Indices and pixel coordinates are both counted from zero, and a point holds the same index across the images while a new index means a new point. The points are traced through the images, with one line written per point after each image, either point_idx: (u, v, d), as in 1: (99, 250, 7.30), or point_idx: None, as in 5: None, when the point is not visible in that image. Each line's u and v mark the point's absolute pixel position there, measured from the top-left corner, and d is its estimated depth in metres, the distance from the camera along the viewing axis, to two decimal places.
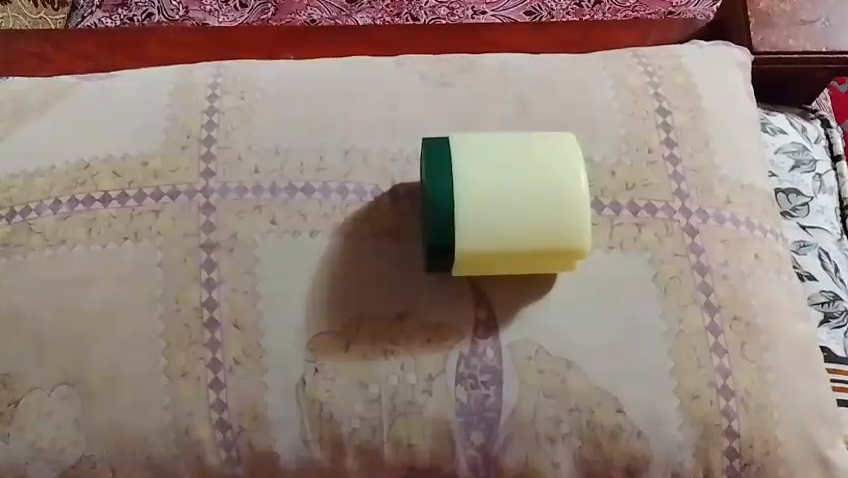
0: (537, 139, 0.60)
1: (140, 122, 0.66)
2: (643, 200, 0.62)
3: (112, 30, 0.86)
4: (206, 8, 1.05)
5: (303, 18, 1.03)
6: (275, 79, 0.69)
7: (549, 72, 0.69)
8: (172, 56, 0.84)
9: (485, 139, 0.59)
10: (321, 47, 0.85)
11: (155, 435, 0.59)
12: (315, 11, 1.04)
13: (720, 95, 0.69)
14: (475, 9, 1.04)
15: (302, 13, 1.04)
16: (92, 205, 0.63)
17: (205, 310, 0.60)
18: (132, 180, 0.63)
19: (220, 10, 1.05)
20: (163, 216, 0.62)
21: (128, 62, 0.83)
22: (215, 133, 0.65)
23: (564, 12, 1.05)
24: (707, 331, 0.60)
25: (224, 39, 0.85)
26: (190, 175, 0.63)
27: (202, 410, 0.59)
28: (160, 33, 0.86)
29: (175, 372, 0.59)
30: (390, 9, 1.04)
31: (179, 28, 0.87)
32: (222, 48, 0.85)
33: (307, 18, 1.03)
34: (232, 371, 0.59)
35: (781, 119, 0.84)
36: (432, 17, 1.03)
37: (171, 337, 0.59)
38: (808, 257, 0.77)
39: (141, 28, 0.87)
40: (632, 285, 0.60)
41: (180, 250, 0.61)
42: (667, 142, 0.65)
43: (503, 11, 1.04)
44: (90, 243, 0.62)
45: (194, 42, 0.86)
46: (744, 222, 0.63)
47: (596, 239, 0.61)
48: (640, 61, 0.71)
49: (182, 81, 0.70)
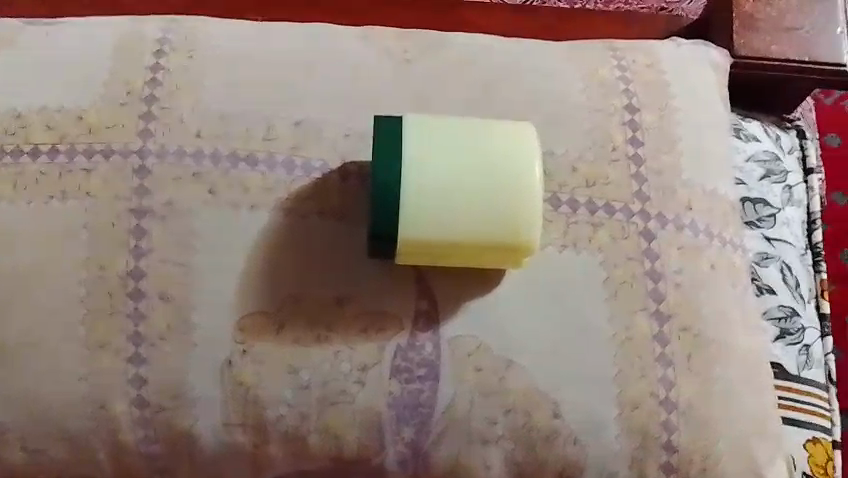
0: (498, 130, 0.56)
1: (81, 71, 0.62)
2: (601, 199, 0.60)
3: None
4: None
5: None
6: (229, 40, 0.65)
7: (517, 57, 0.66)
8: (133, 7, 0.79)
9: (445, 124, 0.56)
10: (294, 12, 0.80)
11: (68, 407, 0.56)
12: None
13: (692, 96, 0.66)
14: None
15: None
16: (20, 158, 0.59)
17: (132, 279, 0.56)
18: (65, 134, 0.60)
19: None
20: (94, 175, 0.58)
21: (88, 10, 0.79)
22: (159, 92, 0.61)
23: None
24: (654, 340, 0.57)
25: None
26: (127, 133, 0.60)
27: (120, 384, 0.56)
28: None
29: (94, 342, 0.56)
30: None
31: None
32: (188, 3, 0.80)
33: None
34: (156, 345, 0.56)
35: (756, 126, 0.81)
36: None
37: (92, 305, 0.56)
38: (769, 270, 0.75)
39: None
40: (581, 288, 0.58)
41: (109, 213, 0.58)
42: (632, 141, 0.62)
43: None
44: (15, 199, 0.58)
45: None
46: (704, 230, 0.61)
47: (548, 236, 0.59)
48: (614, 55, 0.68)
49: (130, 32, 0.65)
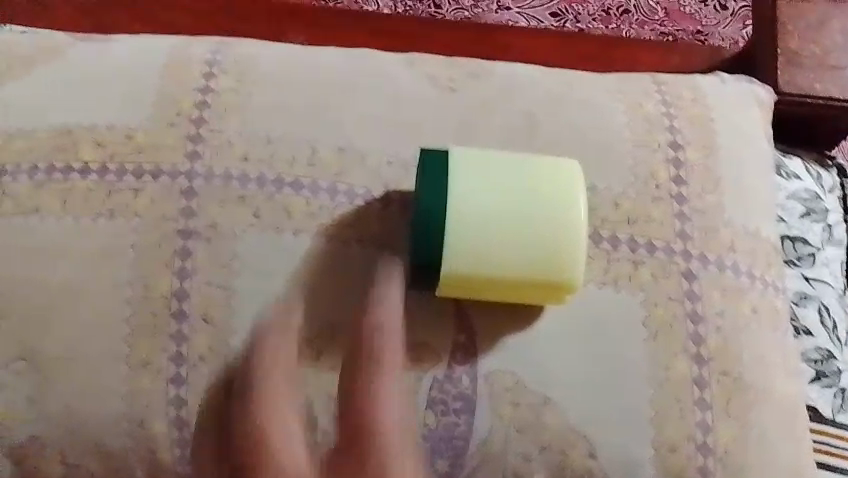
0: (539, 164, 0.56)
1: (131, 90, 0.63)
2: (643, 237, 0.60)
3: None
4: None
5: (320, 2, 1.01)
6: (275, 63, 0.66)
7: (561, 89, 0.66)
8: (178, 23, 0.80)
9: (493, 159, 0.56)
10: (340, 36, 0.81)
11: (108, 424, 0.56)
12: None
13: (737, 134, 0.65)
14: (500, 3, 1.05)
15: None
16: (70, 175, 0.60)
17: (175, 300, 0.57)
18: (115, 153, 0.61)
19: None
20: (142, 195, 0.59)
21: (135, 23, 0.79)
22: (207, 114, 0.62)
23: (590, 17, 1.06)
24: (693, 383, 0.57)
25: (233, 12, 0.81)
26: (176, 154, 0.60)
27: (161, 404, 0.56)
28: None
29: (136, 361, 0.57)
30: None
31: None
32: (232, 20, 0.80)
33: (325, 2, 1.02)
34: (196, 367, 0.57)
35: (798, 163, 0.79)
36: (455, 7, 1.04)
37: (136, 325, 0.57)
38: (807, 310, 0.74)
39: None
40: (621, 327, 0.58)
41: (155, 234, 0.58)
42: (676, 179, 0.62)
43: (529, 9, 1.05)
44: (63, 215, 0.59)
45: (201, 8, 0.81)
46: (745, 272, 0.60)
47: (589, 273, 0.58)
48: (658, 89, 0.67)
49: (180, 53, 0.66)
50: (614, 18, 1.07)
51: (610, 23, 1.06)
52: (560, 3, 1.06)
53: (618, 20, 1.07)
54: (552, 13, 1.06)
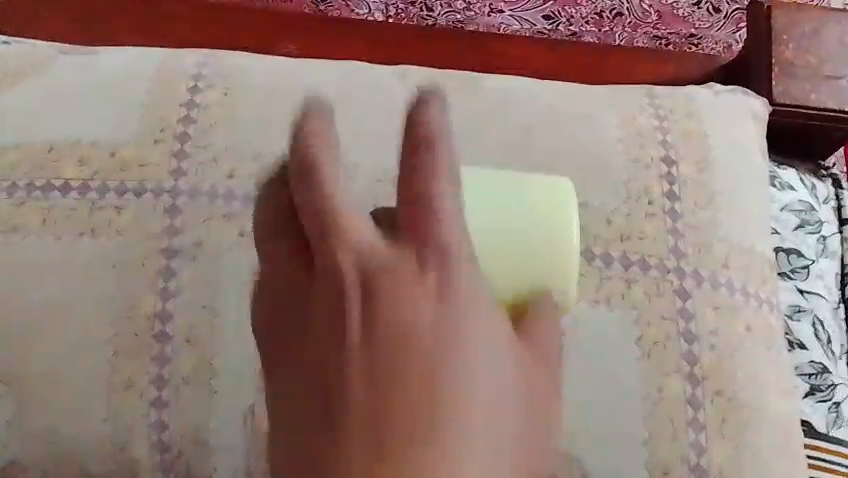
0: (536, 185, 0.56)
1: (114, 104, 0.62)
2: (635, 254, 0.59)
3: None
4: None
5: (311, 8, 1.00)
6: (262, 75, 0.64)
7: (552, 102, 0.64)
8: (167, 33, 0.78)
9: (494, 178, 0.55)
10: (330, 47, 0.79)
11: (89, 447, 0.55)
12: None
13: (731, 149, 0.65)
14: (492, 7, 1.02)
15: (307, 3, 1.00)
16: (51, 193, 0.59)
17: (158, 321, 0.56)
18: (97, 170, 0.59)
19: None
20: (125, 213, 0.58)
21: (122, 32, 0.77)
22: (192, 129, 0.61)
23: (584, 20, 1.04)
24: (687, 403, 0.56)
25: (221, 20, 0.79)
26: (159, 171, 0.59)
27: (144, 428, 0.55)
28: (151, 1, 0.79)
29: (118, 383, 0.56)
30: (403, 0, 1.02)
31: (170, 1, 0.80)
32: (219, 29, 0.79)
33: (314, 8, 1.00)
34: (180, 389, 0.56)
35: (791, 174, 0.79)
36: (448, 10, 1.02)
37: (119, 346, 0.56)
38: (801, 324, 0.73)
39: None
40: (614, 346, 0.57)
41: (139, 253, 0.57)
42: (669, 194, 0.61)
43: (521, 12, 1.03)
44: (44, 234, 0.58)
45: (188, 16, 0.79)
46: (740, 289, 0.60)
47: (581, 291, 0.58)
48: (651, 102, 0.66)
49: (165, 65, 0.65)
50: (607, 21, 1.04)
51: (602, 27, 1.05)
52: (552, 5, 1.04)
53: (611, 22, 1.04)
54: (545, 16, 1.03)
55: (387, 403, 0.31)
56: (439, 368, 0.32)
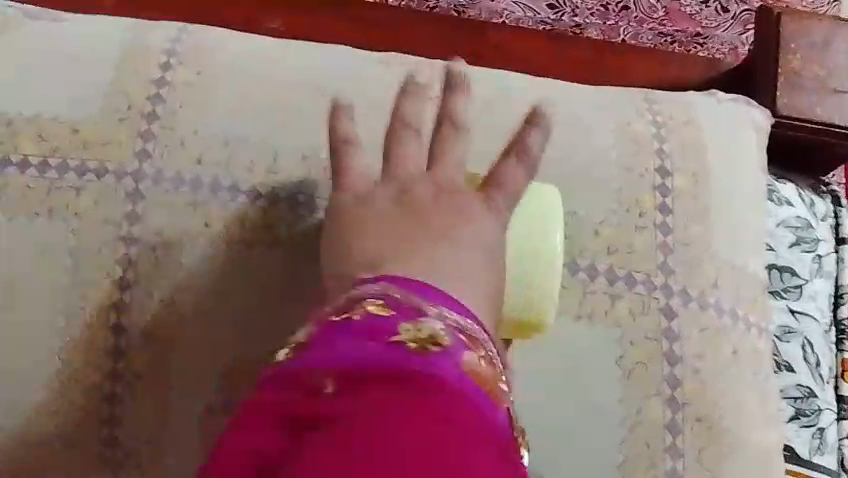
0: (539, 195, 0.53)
1: (80, 78, 0.58)
2: (622, 268, 0.56)
3: None
4: None
5: None
6: (240, 55, 0.61)
7: (547, 100, 0.61)
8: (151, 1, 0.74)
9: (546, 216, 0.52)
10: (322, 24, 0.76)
11: (35, 442, 0.52)
12: None
13: (730, 162, 0.62)
14: None
15: None
16: (7, 169, 0.55)
17: (114, 313, 0.53)
18: (57, 147, 0.56)
19: None
20: (84, 195, 0.55)
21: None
22: (161, 110, 0.57)
23: (589, 12, 1.02)
24: (665, 428, 0.54)
25: None
26: (124, 152, 0.56)
27: (94, 424, 0.52)
28: None
29: (68, 377, 0.52)
30: None
31: None
32: None
33: None
34: (133, 386, 0.53)
35: (790, 188, 0.76)
36: None
37: (70, 337, 0.53)
38: (790, 345, 0.71)
39: None
40: (593, 365, 0.54)
41: (97, 239, 0.54)
42: (662, 207, 0.58)
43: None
44: None
45: None
46: (728, 311, 0.57)
47: (563, 304, 0.55)
48: (649, 107, 0.62)
49: (136, 39, 0.61)
50: (613, 13, 1.02)
51: (607, 19, 1.02)
52: None
53: (616, 16, 1.02)
54: (549, 6, 1.01)
55: (433, 217, 0.46)
56: (477, 213, 0.47)
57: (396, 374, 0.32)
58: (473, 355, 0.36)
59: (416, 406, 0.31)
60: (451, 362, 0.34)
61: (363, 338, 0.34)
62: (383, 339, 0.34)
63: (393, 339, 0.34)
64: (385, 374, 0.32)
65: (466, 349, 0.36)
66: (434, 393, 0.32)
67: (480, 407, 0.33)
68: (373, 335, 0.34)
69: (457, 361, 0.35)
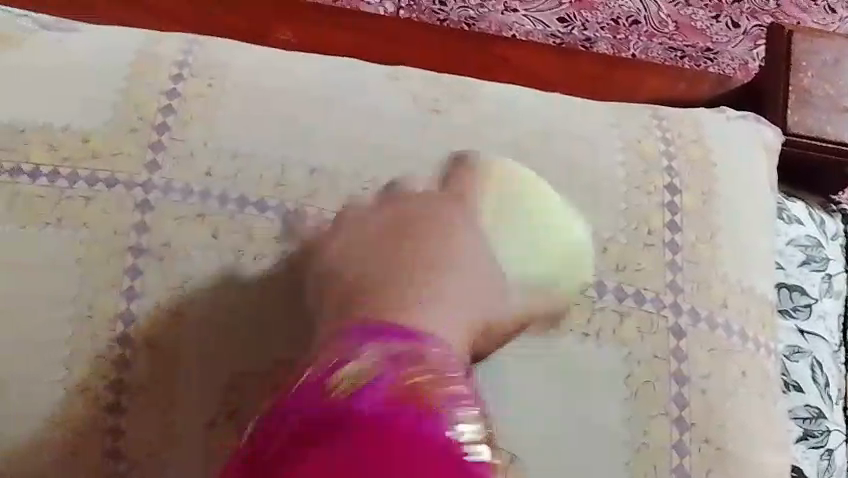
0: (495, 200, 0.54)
1: (93, 88, 0.59)
2: (630, 286, 0.55)
3: None
4: None
5: None
6: (250, 67, 0.61)
7: (556, 116, 0.61)
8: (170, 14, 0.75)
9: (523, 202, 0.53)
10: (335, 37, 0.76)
11: (39, 450, 0.52)
12: None
13: (739, 182, 0.61)
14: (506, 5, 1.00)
15: None
16: (17, 178, 0.55)
17: (121, 322, 0.53)
18: (68, 156, 0.56)
19: None
20: (94, 205, 0.55)
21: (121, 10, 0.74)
22: (171, 121, 0.58)
23: (599, 26, 1.02)
24: (672, 449, 0.53)
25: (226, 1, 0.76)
26: (133, 163, 0.56)
27: (98, 434, 0.52)
28: None
29: (73, 386, 0.52)
30: None
31: None
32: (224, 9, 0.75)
33: None
34: (137, 396, 0.53)
35: (800, 207, 0.75)
36: (459, 4, 0.99)
37: (76, 346, 0.53)
38: (799, 365, 0.70)
39: None
40: (599, 384, 0.54)
41: (105, 249, 0.54)
42: (670, 225, 0.58)
43: (536, 12, 1.01)
44: (6, 221, 0.54)
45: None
46: (737, 332, 0.57)
47: (571, 322, 0.54)
48: (659, 124, 0.62)
49: (148, 50, 0.62)
50: (622, 28, 1.02)
51: (618, 33, 1.02)
52: (569, 9, 1.02)
53: (626, 30, 1.03)
54: (560, 19, 1.01)
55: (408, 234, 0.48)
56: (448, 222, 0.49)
57: (319, 434, 0.35)
58: (406, 379, 0.38)
59: (355, 449, 0.34)
60: (373, 401, 0.37)
61: (305, 396, 0.38)
62: (326, 395, 0.38)
63: (326, 390, 0.38)
64: (312, 426, 0.36)
65: (397, 377, 0.38)
66: (353, 431, 0.35)
67: (406, 430, 0.35)
68: (312, 391, 0.39)
69: (386, 390, 0.37)
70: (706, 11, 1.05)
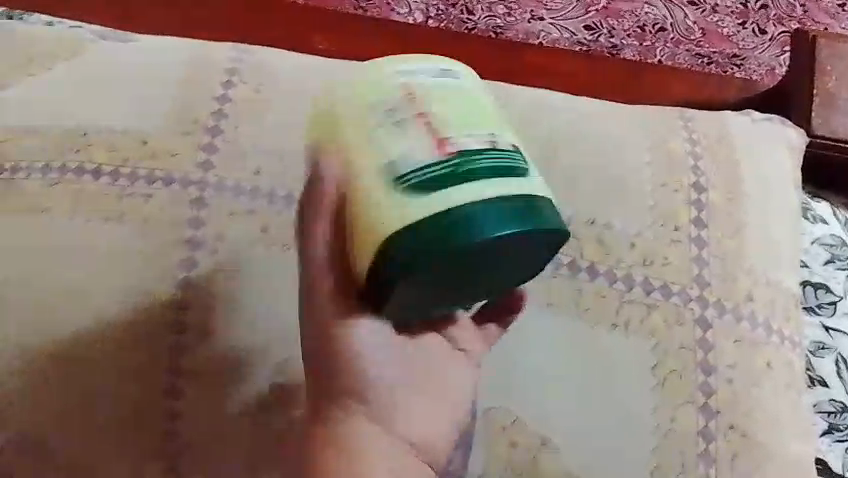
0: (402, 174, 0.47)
1: (151, 94, 0.63)
2: (658, 279, 0.58)
3: None
4: None
5: None
6: (296, 75, 0.65)
7: (585, 118, 0.64)
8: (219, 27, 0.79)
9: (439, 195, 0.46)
10: (374, 48, 0.80)
11: (101, 429, 0.56)
12: None
13: (764, 181, 0.64)
14: (533, 14, 1.04)
15: None
16: (83, 177, 0.60)
17: (178, 311, 0.57)
18: (128, 157, 0.60)
19: None
20: (153, 202, 0.59)
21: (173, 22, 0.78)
22: (223, 124, 0.62)
23: (626, 34, 1.05)
24: (698, 435, 0.55)
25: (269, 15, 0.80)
26: (188, 163, 0.60)
27: (155, 415, 0.56)
28: None
29: (133, 369, 0.56)
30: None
31: None
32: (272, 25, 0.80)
33: None
34: (192, 380, 0.56)
35: (825, 207, 0.77)
36: (487, 14, 1.03)
37: (136, 332, 0.57)
38: (823, 361, 0.70)
39: None
40: (628, 372, 0.56)
41: (163, 243, 0.58)
42: (697, 221, 0.60)
43: (562, 20, 1.04)
44: (72, 216, 0.59)
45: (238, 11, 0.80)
46: (763, 324, 0.59)
47: (600, 313, 0.57)
48: (685, 125, 0.65)
49: (201, 59, 0.66)
50: (649, 35, 1.05)
51: (644, 40, 1.05)
52: (595, 18, 1.05)
53: (653, 37, 1.05)
54: (585, 27, 1.04)
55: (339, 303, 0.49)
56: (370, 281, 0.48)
57: None
58: None
59: None
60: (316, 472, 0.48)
61: None
62: None
63: None
64: None
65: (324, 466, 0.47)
66: None
67: None
68: None
69: None
70: (731, 19, 1.08)
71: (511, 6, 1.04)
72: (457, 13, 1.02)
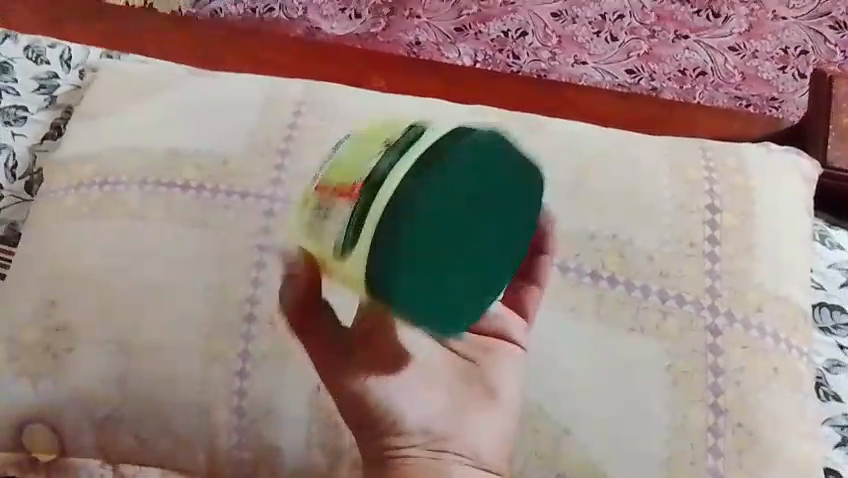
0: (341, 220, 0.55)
1: (230, 122, 0.73)
2: (673, 290, 0.64)
3: (241, 37, 0.94)
4: (323, 11, 1.13)
5: (409, 38, 1.12)
6: (354, 107, 0.75)
7: (609, 147, 0.71)
8: (292, 69, 0.91)
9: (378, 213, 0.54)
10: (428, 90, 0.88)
11: (180, 404, 0.65)
12: (422, 33, 1.12)
13: (776, 207, 0.70)
14: (576, 58, 1.13)
15: (410, 33, 1.12)
16: (173, 190, 0.70)
17: (247, 304, 0.66)
18: (210, 174, 0.70)
19: (334, 16, 1.13)
20: (230, 212, 0.68)
21: (255, 64, 0.91)
22: (291, 147, 0.71)
23: (666, 77, 1.12)
24: (708, 431, 0.61)
25: (334, 60, 0.92)
26: (261, 179, 0.70)
27: (225, 394, 0.65)
28: (287, 48, 0.93)
29: (208, 354, 0.65)
30: (493, 43, 1.12)
31: (302, 44, 0.94)
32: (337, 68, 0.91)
33: (413, 39, 1.12)
34: (258, 365, 0.64)
35: (843, 236, 0.83)
36: (533, 58, 1.12)
37: (212, 322, 0.66)
38: (838, 377, 0.74)
39: (269, 41, 0.94)
40: (644, 372, 0.62)
41: (237, 247, 0.67)
42: (711, 239, 0.67)
43: (605, 64, 1.13)
44: (162, 223, 0.69)
45: (309, 58, 0.92)
46: (770, 334, 0.64)
47: (619, 317, 0.63)
48: (703, 154, 0.72)
49: (274, 92, 0.76)
50: (689, 79, 1.12)
51: (684, 83, 1.12)
52: (636, 63, 1.13)
53: (693, 80, 1.12)
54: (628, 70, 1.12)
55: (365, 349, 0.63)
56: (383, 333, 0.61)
57: None
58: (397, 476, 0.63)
59: None
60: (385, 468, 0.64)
61: None
62: None
63: None
64: None
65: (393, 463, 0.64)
66: None
67: None
68: None
69: None
70: (771, 64, 1.14)
71: (556, 51, 1.13)
72: (504, 57, 1.12)
